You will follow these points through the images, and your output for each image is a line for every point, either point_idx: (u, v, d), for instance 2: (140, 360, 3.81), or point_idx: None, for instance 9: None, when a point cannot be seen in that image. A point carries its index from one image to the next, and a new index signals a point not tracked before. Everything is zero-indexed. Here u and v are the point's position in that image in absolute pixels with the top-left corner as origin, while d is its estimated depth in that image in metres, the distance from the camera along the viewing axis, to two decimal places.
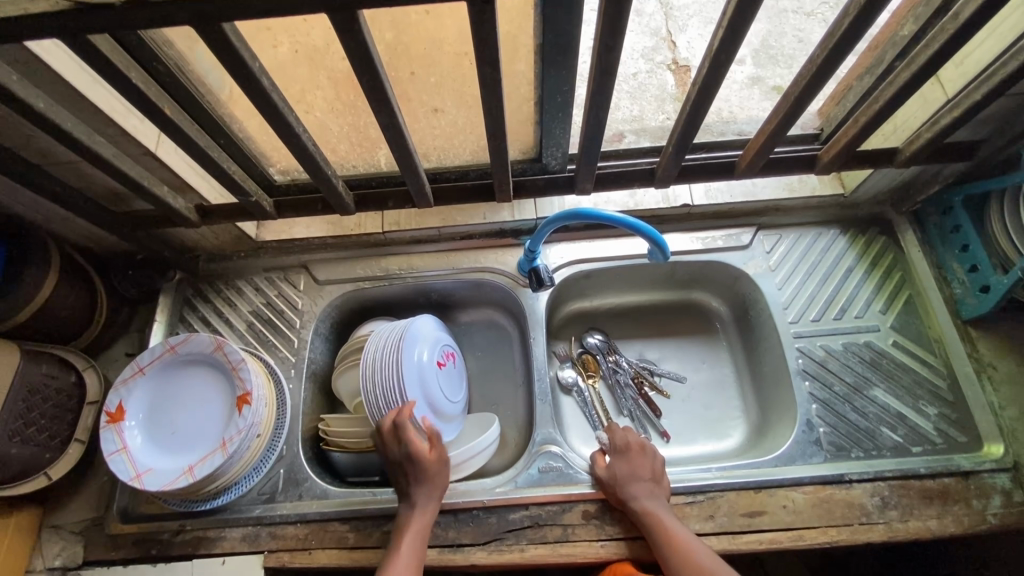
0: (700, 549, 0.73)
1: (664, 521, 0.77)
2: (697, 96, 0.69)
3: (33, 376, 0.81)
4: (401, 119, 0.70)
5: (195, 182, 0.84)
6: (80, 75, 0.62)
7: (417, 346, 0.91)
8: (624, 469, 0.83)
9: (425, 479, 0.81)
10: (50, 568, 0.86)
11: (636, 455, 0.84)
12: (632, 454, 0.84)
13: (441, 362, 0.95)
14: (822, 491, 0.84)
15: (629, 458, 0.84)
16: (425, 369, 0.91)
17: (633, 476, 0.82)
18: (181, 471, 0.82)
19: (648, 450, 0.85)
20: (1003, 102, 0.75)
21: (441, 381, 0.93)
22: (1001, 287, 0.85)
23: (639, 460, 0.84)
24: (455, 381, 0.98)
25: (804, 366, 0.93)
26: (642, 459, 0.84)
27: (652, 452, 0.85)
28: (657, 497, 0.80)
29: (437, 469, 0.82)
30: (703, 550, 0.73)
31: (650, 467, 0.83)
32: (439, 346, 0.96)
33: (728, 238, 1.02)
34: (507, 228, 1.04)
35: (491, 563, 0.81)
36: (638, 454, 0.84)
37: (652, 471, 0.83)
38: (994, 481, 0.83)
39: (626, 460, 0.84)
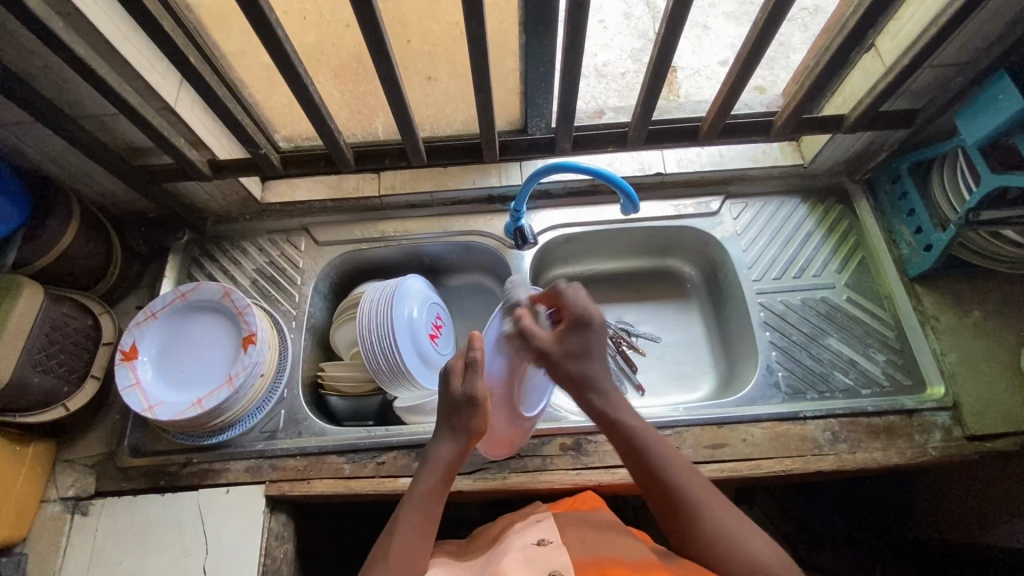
0: (670, 454, 0.71)
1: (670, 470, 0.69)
2: (658, 57, 0.79)
3: (55, 315, 0.88)
4: (399, 74, 0.78)
5: (208, 139, 0.92)
6: (114, 30, 0.71)
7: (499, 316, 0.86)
8: (553, 370, 0.77)
9: (454, 421, 0.75)
10: (64, 497, 0.92)
11: (569, 334, 0.77)
12: (573, 351, 0.77)
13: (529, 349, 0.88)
14: (779, 426, 0.92)
15: (566, 349, 0.77)
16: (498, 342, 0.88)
17: (630, 421, 0.74)
18: (190, 403, 0.89)
19: (594, 326, 0.77)
20: (928, 71, 0.85)
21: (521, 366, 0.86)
22: (941, 243, 0.93)
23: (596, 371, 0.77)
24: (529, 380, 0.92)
25: (765, 318, 1.02)
26: (573, 340, 0.77)
27: (601, 336, 0.78)
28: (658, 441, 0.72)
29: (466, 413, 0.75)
30: (721, 503, 0.67)
31: (608, 384, 0.77)
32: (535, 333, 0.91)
33: (698, 205, 1.11)
34: (495, 194, 1.12)
35: (476, 489, 0.88)
36: (579, 335, 0.77)
37: (588, 352, 0.77)
38: (935, 418, 0.91)
39: (553, 360, 0.77)
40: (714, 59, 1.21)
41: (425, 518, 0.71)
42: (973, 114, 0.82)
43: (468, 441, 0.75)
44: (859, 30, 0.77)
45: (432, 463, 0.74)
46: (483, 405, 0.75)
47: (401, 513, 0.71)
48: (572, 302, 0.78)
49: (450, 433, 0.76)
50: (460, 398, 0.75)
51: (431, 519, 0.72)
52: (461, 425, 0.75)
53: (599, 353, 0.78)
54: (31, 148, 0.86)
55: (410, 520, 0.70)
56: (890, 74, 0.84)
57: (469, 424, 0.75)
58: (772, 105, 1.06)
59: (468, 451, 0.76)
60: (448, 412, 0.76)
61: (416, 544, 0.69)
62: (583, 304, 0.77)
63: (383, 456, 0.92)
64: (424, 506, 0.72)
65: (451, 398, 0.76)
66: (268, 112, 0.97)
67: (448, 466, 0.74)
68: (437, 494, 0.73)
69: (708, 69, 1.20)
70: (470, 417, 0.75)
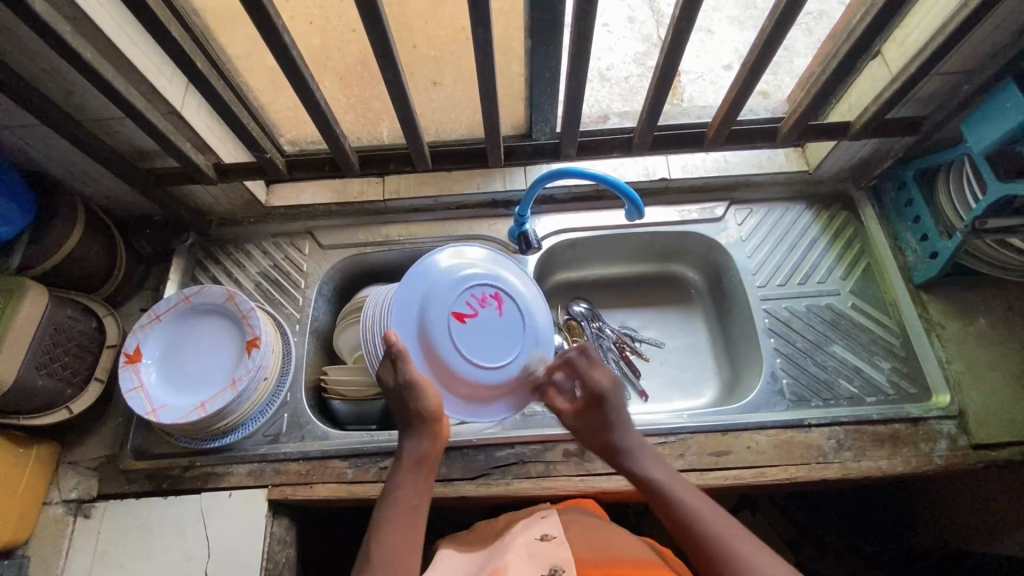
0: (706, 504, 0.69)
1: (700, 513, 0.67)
2: (664, 63, 0.79)
3: (59, 317, 0.88)
4: (405, 79, 0.78)
5: (214, 142, 0.92)
6: (121, 34, 0.72)
7: None
8: (585, 442, 0.82)
9: (403, 410, 0.78)
10: (67, 500, 0.92)
11: (587, 412, 0.80)
12: (593, 428, 0.80)
13: (466, 315, 0.87)
14: (783, 434, 0.91)
15: (584, 424, 0.81)
16: (437, 302, 0.86)
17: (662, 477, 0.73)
18: (193, 406, 0.89)
19: (608, 399, 0.79)
20: (934, 78, 0.85)
21: (460, 335, 0.86)
22: (947, 251, 0.92)
23: (624, 437, 0.78)
24: (492, 334, 0.88)
25: (770, 325, 1.01)
26: (591, 416, 0.80)
27: (619, 404, 0.79)
28: (688, 488, 0.72)
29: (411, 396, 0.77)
30: (749, 542, 0.64)
31: (636, 446, 0.77)
32: (473, 287, 0.88)
33: (703, 211, 1.11)
34: (499, 199, 1.12)
35: (479, 495, 0.88)
36: (597, 411, 0.79)
37: (612, 425, 0.79)
38: (940, 427, 0.91)
39: (581, 434, 0.81)
40: (718, 64, 1.21)
41: (407, 510, 0.71)
42: (979, 122, 0.82)
43: (431, 428, 0.78)
44: (866, 38, 0.77)
45: (402, 459, 0.76)
46: (426, 388, 0.78)
47: (384, 509, 0.72)
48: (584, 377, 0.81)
49: (410, 425, 0.78)
50: (404, 390, 0.77)
51: (415, 512, 0.72)
52: (416, 416, 0.78)
53: (624, 422, 0.79)
54: (37, 151, 0.87)
55: (393, 514, 0.71)
56: (897, 82, 0.84)
57: (419, 407, 0.77)
58: (777, 110, 1.06)
59: (437, 441, 0.78)
60: (397, 406, 0.79)
61: (404, 539, 0.68)
62: (592, 379, 0.80)
63: (386, 461, 0.92)
64: (404, 499, 0.72)
65: (392, 389, 0.79)
66: (273, 116, 0.97)
67: (419, 456, 0.76)
68: (416, 486, 0.74)
69: (712, 74, 1.20)
70: (419, 402, 0.77)
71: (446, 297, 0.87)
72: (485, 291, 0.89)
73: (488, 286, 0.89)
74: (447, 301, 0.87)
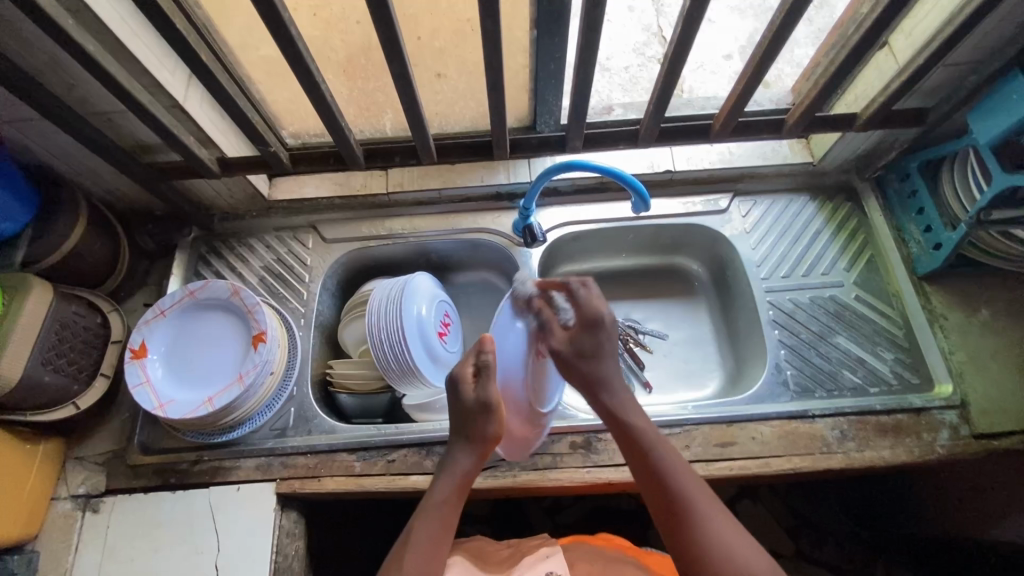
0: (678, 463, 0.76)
1: (673, 471, 0.74)
2: (673, 55, 0.78)
3: (64, 313, 0.88)
4: (411, 71, 0.78)
5: (217, 136, 0.91)
6: (124, 27, 0.71)
7: (416, 303, 0.96)
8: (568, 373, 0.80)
9: (469, 429, 0.78)
10: (75, 495, 0.92)
11: (581, 336, 0.81)
12: (585, 352, 0.80)
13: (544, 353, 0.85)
14: (788, 425, 0.92)
15: (576, 350, 0.80)
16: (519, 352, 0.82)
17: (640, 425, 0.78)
18: (201, 401, 0.89)
19: (604, 327, 0.82)
20: (943, 69, 0.85)
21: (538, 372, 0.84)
22: (951, 243, 0.93)
23: (609, 369, 0.81)
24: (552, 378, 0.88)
25: (774, 317, 1.02)
26: (584, 341, 0.81)
27: (609, 334, 0.82)
28: (670, 450, 0.76)
29: (484, 425, 0.77)
30: (715, 511, 0.72)
31: (618, 385, 0.81)
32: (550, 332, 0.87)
33: (707, 202, 1.11)
34: (503, 191, 1.12)
35: (487, 487, 0.89)
36: (591, 336, 0.81)
37: (599, 353, 0.81)
38: (942, 417, 0.92)
39: (567, 361, 0.80)
40: (718, 54, 1.20)
41: (439, 521, 0.76)
42: (986, 114, 0.82)
43: (483, 450, 0.78)
44: (874, 29, 0.76)
45: (449, 473, 0.78)
46: (497, 414, 0.77)
47: (417, 514, 0.77)
48: (580, 301, 0.83)
49: (466, 442, 0.79)
50: (476, 406, 0.78)
51: (443, 529, 0.76)
52: (476, 434, 0.78)
53: (610, 354, 0.82)
54: (38, 146, 0.86)
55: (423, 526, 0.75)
56: (904, 72, 0.84)
57: (484, 433, 0.78)
58: (780, 102, 1.06)
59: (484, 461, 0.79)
60: (464, 422, 0.79)
61: (431, 553, 0.74)
62: (593, 302, 0.82)
63: (394, 454, 0.93)
64: (438, 514, 0.76)
65: (469, 409, 0.78)
66: (276, 109, 0.96)
67: (462, 477, 0.78)
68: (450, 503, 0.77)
69: (712, 63, 1.19)
70: (484, 426, 0.77)
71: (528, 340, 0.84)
72: None
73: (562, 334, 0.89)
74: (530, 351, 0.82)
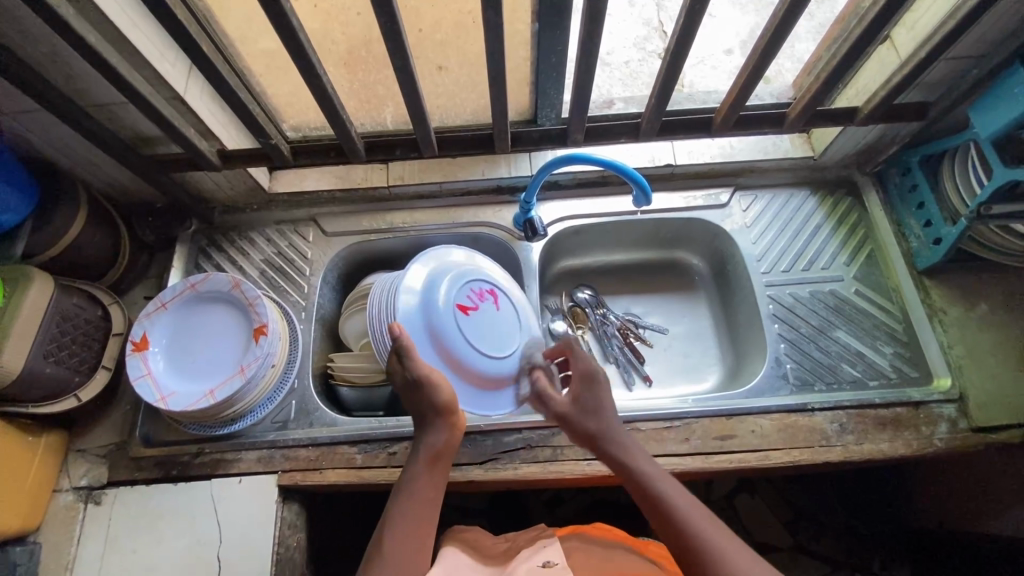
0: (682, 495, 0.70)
1: (676, 503, 0.69)
2: (675, 48, 0.78)
3: (65, 305, 0.88)
4: (413, 64, 0.78)
5: (218, 128, 0.91)
6: (125, 18, 0.71)
7: None
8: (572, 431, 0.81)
9: (420, 404, 0.77)
10: (77, 487, 0.93)
11: (580, 390, 0.82)
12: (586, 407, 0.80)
13: (467, 305, 0.85)
14: (787, 418, 0.93)
15: (579, 408, 0.81)
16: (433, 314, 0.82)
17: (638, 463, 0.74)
18: (202, 394, 0.89)
19: (600, 381, 0.83)
20: (944, 63, 0.85)
21: (466, 325, 0.83)
22: (950, 237, 0.93)
23: (611, 424, 0.79)
24: (494, 326, 0.86)
25: (774, 311, 1.02)
26: (585, 396, 0.82)
27: (606, 393, 0.82)
28: (673, 483, 0.72)
29: (432, 397, 0.76)
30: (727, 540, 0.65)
31: (623, 436, 0.78)
32: (469, 282, 0.87)
33: (708, 197, 1.11)
34: (504, 185, 1.12)
35: (488, 479, 0.89)
36: (590, 390, 0.82)
37: (600, 406, 0.81)
38: (941, 410, 0.92)
39: (570, 420, 0.81)
40: (719, 49, 1.19)
41: (416, 507, 0.72)
42: (986, 108, 0.82)
43: (445, 421, 0.77)
44: (877, 22, 0.76)
45: (419, 451, 0.77)
46: (432, 384, 0.75)
47: (395, 495, 0.74)
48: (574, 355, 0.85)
49: (427, 418, 0.78)
50: (415, 383, 0.76)
51: (425, 508, 0.73)
52: (432, 411, 0.77)
53: (611, 409, 0.82)
54: (38, 138, 0.86)
55: (405, 502, 0.73)
56: (906, 66, 0.84)
57: (435, 404, 0.76)
58: (783, 96, 1.05)
59: (453, 434, 0.78)
60: (414, 401, 0.77)
61: (413, 537, 0.70)
62: (586, 359, 0.83)
63: (395, 446, 0.93)
64: (418, 493, 0.73)
65: (406, 386, 0.77)
66: (277, 101, 0.96)
67: (433, 451, 0.76)
68: (429, 480, 0.75)
69: (712, 58, 1.19)
70: (433, 398, 0.76)
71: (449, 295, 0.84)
72: (484, 287, 0.88)
73: (485, 282, 0.88)
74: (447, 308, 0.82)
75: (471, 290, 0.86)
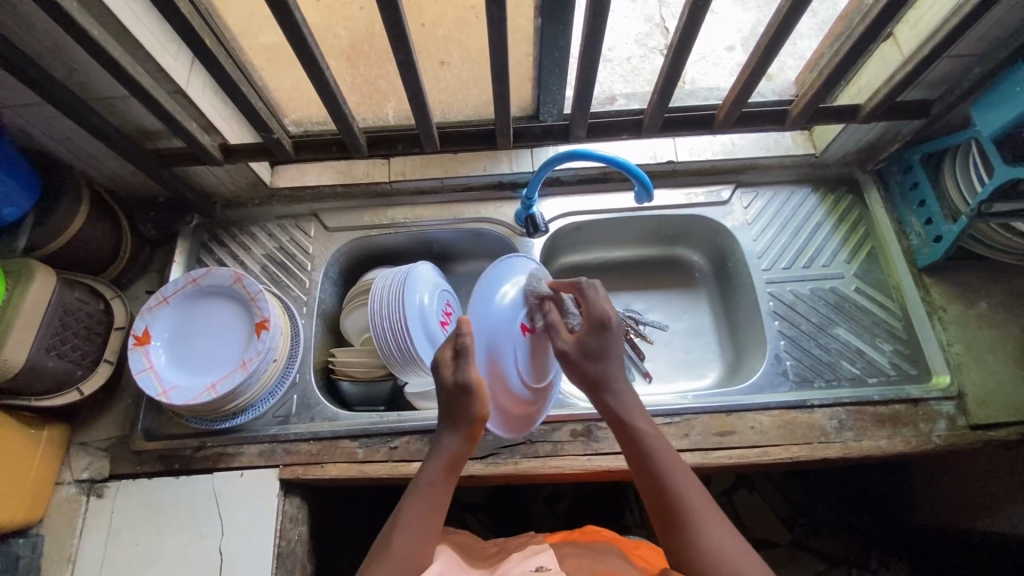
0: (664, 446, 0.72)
1: (657, 454, 0.70)
2: (678, 43, 0.78)
3: (68, 299, 0.88)
4: (415, 59, 0.77)
5: (220, 122, 0.91)
6: (128, 12, 0.71)
7: (417, 290, 0.96)
8: (570, 370, 0.78)
9: (452, 409, 0.74)
10: (79, 480, 0.93)
11: (587, 335, 0.77)
12: (588, 354, 0.77)
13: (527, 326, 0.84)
14: (787, 414, 0.93)
15: (583, 351, 0.77)
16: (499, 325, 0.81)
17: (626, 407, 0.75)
18: (204, 388, 0.89)
19: (611, 327, 0.77)
20: (947, 60, 0.85)
21: (521, 346, 0.83)
22: (951, 235, 0.93)
23: (614, 371, 0.77)
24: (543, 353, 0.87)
25: (774, 308, 1.03)
26: (590, 341, 0.77)
27: (616, 340, 0.77)
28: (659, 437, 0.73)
29: (467, 405, 0.73)
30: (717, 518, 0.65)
31: (622, 385, 0.76)
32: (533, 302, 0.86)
33: (709, 193, 1.11)
34: (505, 181, 1.12)
35: (488, 474, 0.90)
36: (598, 336, 0.77)
37: (606, 353, 0.77)
38: (940, 407, 0.93)
39: (574, 363, 0.77)
40: (721, 45, 1.19)
41: (427, 507, 0.70)
42: (988, 106, 0.82)
43: (469, 430, 0.74)
44: (880, 19, 0.76)
45: (437, 454, 0.74)
46: (478, 393, 0.73)
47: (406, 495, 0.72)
48: (588, 301, 0.78)
49: (452, 423, 0.75)
50: (455, 388, 0.74)
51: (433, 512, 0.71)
52: (462, 418, 0.74)
53: (618, 356, 0.77)
54: (41, 131, 0.86)
55: (414, 506, 0.70)
56: (909, 64, 0.84)
57: (468, 412, 0.74)
58: (784, 93, 1.06)
59: (473, 442, 0.75)
60: (447, 403, 0.75)
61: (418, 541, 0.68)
62: (599, 305, 0.77)
63: (396, 441, 0.93)
64: (428, 497, 0.71)
65: (447, 388, 0.74)
66: (279, 95, 0.96)
67: (452, 458, 0.74)
68: (440, 484, 0.72)
69: (714, 55, 1.19)
70: (468, 407, 0.74)
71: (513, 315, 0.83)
72: (544, 311, 0.87)
73: (546, 306, 0.88)
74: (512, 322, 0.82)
75: (533, 312, 0.85)
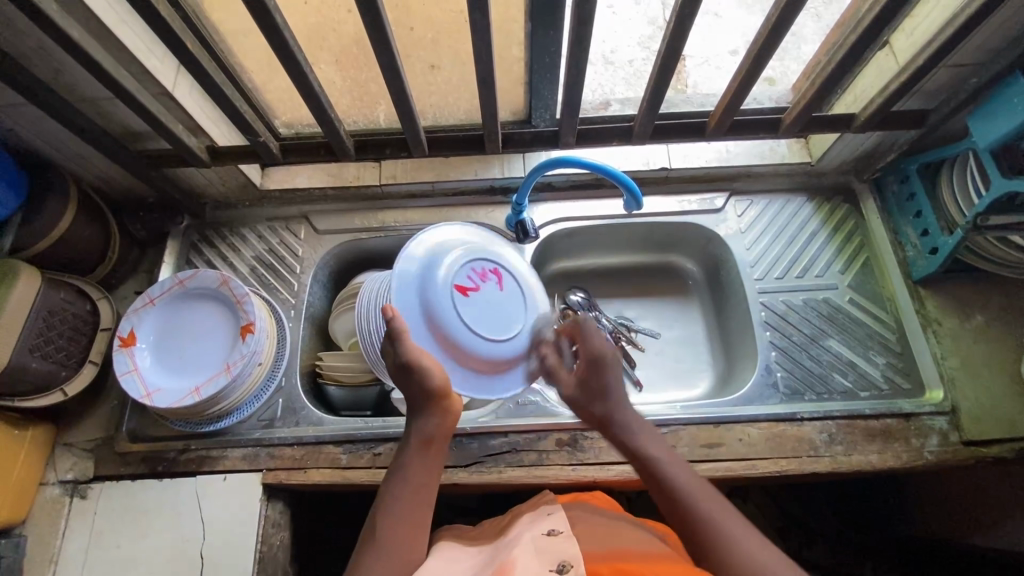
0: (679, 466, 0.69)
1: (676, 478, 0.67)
2: (667, 50, 0.77)
3: (52, 301, 0.88)
4: (400, 64, 0.77)
5: (207, 124, 0.91)
6: (110, 13, 0.70)
7: None
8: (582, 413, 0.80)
9: (415, 389, 0.73)
10: (63, 480, 0.93)
11: (588, 376, 0.80)
12: (592, 396, 0.79)
13: (468, 287, 0.82)
14: (776, 427, 0.92)
15: (587, 394, 0.79)
16: (429, 291, 0.79)
17: (647, 444, 0.72)
18: (188, 391, 0.89)
19: (608, 363, 0.79)
20: (944, 69, 0.83)
21: (464, 308, 0.81)
22: (947, 247, 0.91)
23: (620, 409, 0.77)
24: (497, 307, 0.83)
25: (766, 318, 1.01)
26: (591, 380, 0.79)
27: (616, 375, 0.79)
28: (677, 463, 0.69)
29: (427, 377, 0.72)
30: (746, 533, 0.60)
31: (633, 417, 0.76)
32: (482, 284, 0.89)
33: (703, 201, 1.10)
34: (497, 185, 1.11)
35: (471, 482, 0.89)
36: (598, 374, 0.79)
37: (608, 391, 0.78)
38: (932, 422, 0.91)
39: (579, 404, 0.80)
40: (724, 49, 1.18)
41: (411, 493, 0.68)
42: (985, 118, 0.80)
43: (439, 405, 0.73)
44: (873, 28, 0.75)
45: (411, 438, 0.72)
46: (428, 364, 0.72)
47: (389, 483, 0.70)
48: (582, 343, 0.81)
49: (421, 403, 0.73)
50: (405, 367, 0.72)
51: (419, 497, 0.69)
52: (424, 394, 0.73)
53: (620, 391, 0.79)
54: (27, 131, 0.85)
55: (400, 494, 0.68)
56: (903, 74, 0.82)
57: (427, 386, 0.72)
58: (781, 99, 1.04)
59: (448, 418, 0.74)
60: (406, 387, 0.73)
61: (408, 530, 0.66)
62: (594, 343, 0.80)
63: (380, 447, 0.93)
64: (412, 482, 0.69)
65: (398, 370, 0.73)
66: (268, 96, 0.95)
67: (428, 438, 0.72)
68: (424, 465, 0.71)
69: (717, 58, 1.17)
70: (423, 380, 0.72)
71: (444, 276, 0.81)
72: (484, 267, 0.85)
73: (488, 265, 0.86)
74: (443, 285, 0.80)
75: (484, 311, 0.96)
